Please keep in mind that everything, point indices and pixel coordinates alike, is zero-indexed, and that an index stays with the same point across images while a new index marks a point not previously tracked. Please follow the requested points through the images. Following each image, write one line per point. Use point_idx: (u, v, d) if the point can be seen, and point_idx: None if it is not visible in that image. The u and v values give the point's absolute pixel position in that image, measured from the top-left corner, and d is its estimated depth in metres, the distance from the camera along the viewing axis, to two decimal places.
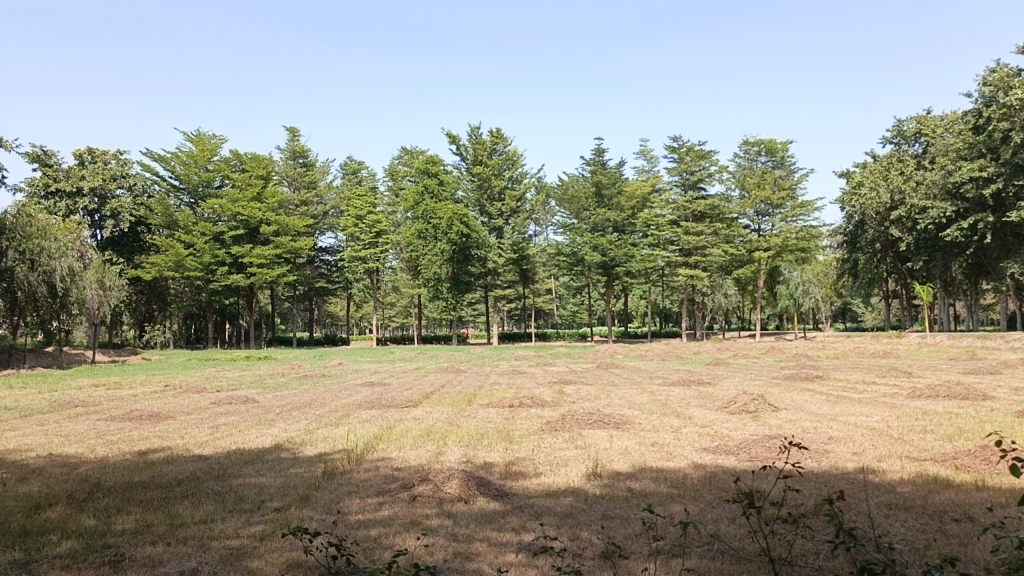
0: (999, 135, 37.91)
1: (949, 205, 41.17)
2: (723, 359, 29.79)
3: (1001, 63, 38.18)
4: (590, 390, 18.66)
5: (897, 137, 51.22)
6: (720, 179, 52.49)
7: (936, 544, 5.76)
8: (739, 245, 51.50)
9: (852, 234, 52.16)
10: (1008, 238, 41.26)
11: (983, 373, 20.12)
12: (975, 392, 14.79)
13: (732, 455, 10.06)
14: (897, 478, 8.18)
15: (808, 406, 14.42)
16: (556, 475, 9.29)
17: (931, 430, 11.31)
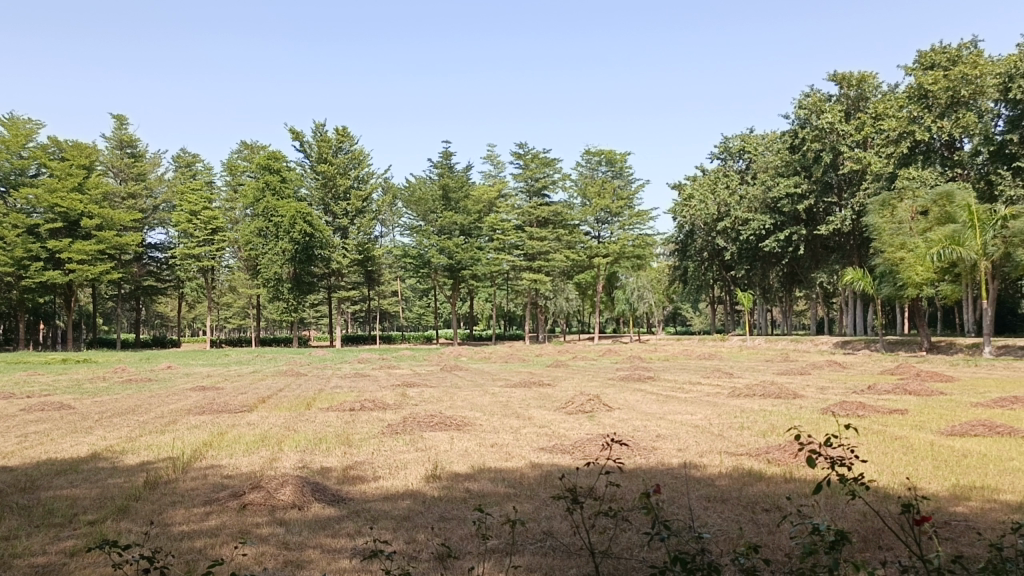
0: (812, 155, 41.64)
1: (768, 219, 44.49)
2: (563, 361, 30.65)
3: (814, 89, 41.81)
4: (432, 393, 18.65)
5: (724, 153, 54.53)
6: (564, 187, 53.79)
7: (747, 533, 6.17)
8: (580, 252, 53.61)
9: (683, 243, 54.47)
10: (818, 251, 45.13)
11: (794, 374, 21.79)
12: (787, 392, 16.02)
13: (567, 454, 10.37)
14: (716, 472, 8.73)
15: (640, 406, 15.06)
16: (394, 479, 9.21)
17: (748, 427, 12.13)
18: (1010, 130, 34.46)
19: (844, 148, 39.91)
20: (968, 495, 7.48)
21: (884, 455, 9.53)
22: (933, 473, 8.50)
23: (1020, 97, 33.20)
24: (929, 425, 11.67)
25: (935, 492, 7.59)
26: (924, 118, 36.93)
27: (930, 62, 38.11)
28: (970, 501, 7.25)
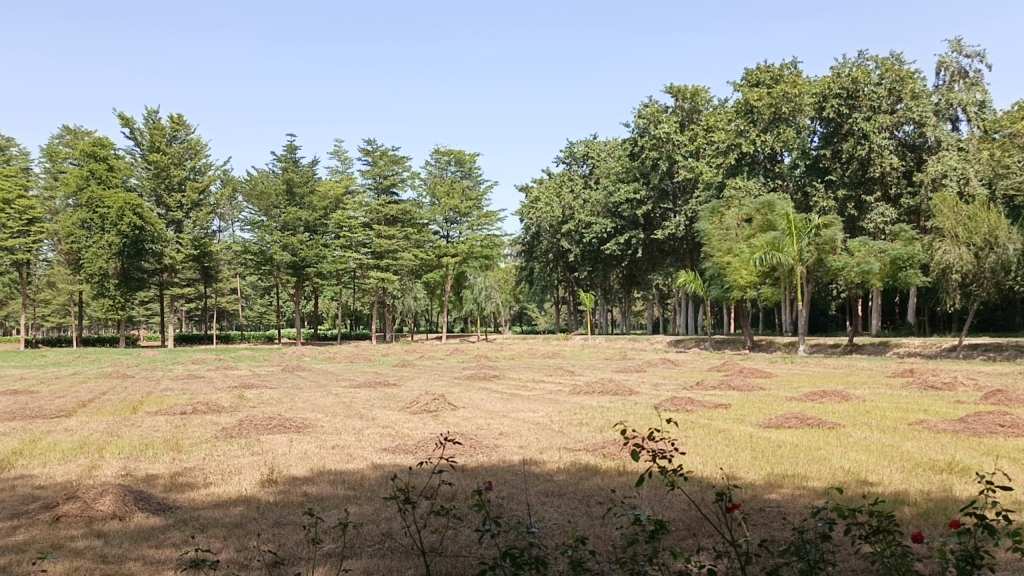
0: (650, 163, 43.79)
1: (610, 223, 46.13)
2: (409, 360, 30.48)
3: (652, 100, 43.83)
4: (272, 394, 18.04)
5: (568, 158, 55.95)
6: (412, 186, 53.47)
7: (581, 525, 6.38)
8: (428, 251, 53.43)
9: (529, 245, 55.77)
10: (654, 254, 47.39)
11: (631, 372, 22.76)
12: (624, 388, 16.70)
13: (410, 454, 10.32)
14: (554, 468, 8.97)
15: (483, 405, 15.20)
16: (226, 485, 8.83)
17: (586, 423, 12.52)
18: (823, 145, 37.68)
19: (678, 157, 42.14)
20: (781, 483, 8.08)
21: (709, 447, 10.11)
22: (752, 463, 9.13)
23: (832, 116, 36.38)
24: (749, 419, 12.51)
25: (753, 481, 8.15)
26: (750, 132, 39.68)
27: (756, 80, 41.07)
28: (782, 487, 7.84)
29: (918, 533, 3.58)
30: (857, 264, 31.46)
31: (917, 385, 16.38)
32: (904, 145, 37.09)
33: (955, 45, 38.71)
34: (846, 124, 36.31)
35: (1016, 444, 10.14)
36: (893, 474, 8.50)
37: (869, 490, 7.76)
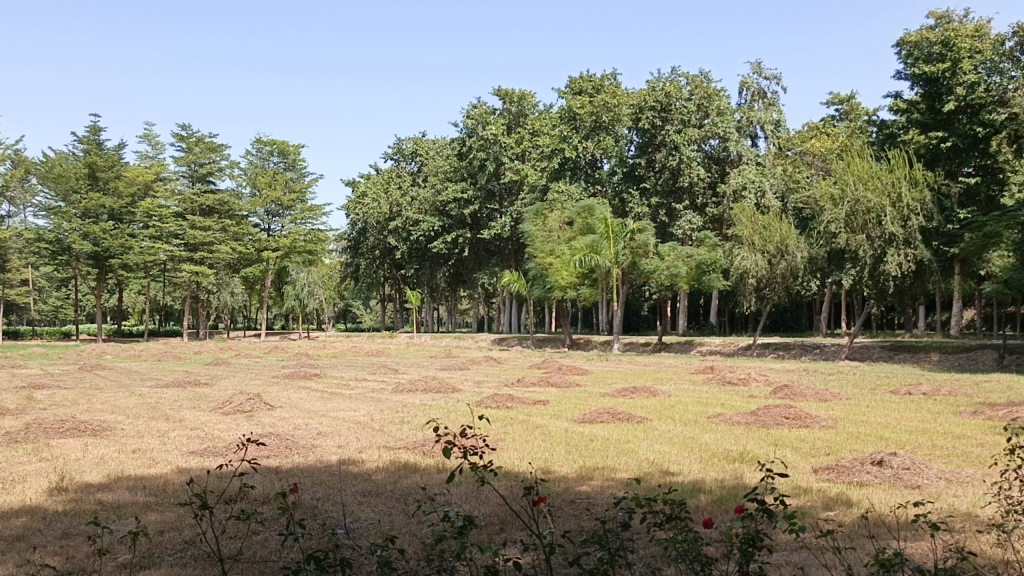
0: (477, 163, 44.60)
1: (437, 221, 46.25)
2: (225, 359, 29.03)
3: (480, 101, 44.70)
4: (67, 395, 16.63)
5: (397, 154, 55.40)
6: (231, 175, 51.24)
7: (396, 524, 6.34)
8: (248, 244, 51.33)
9: (355, 241, 54.38)
10: (480, 253, 48.20)
11: (454, 369, 22.95)
12: (446, 386, 16.82)
13: (219, 456, 9.85)
14: (372, 467, 8.87)
15: (302, 404, 14.78)
16: (7, 494, 8.03)
17: (407, 421, 12.48)
18: (639, 155, 39.76)
19: (506, 159, 43.16)
20: (591, 475, 8.43)
21: (527, 443, 10.38)
22: (566, 457, 9.46)
23: (647, 127, 38.38)
24: (565, 414, 12.96)
25: (566, 475, 8.44)
26: (572, 138, 41.33)
27: (579, 88, 42.97)
28: (592, 480, 8.17)
29: (708, 520, 3.83)
30: (667, 268, 33.57)
31: (717, 381, 17.63)
32: (710, 158, 39.79)
33: (756, 67, 42.04)
34: (659, 135, 38.49)
35: (798, 434, 11.15)
36: (692, 464, 9.11)
37: (671, 479, 8.27)
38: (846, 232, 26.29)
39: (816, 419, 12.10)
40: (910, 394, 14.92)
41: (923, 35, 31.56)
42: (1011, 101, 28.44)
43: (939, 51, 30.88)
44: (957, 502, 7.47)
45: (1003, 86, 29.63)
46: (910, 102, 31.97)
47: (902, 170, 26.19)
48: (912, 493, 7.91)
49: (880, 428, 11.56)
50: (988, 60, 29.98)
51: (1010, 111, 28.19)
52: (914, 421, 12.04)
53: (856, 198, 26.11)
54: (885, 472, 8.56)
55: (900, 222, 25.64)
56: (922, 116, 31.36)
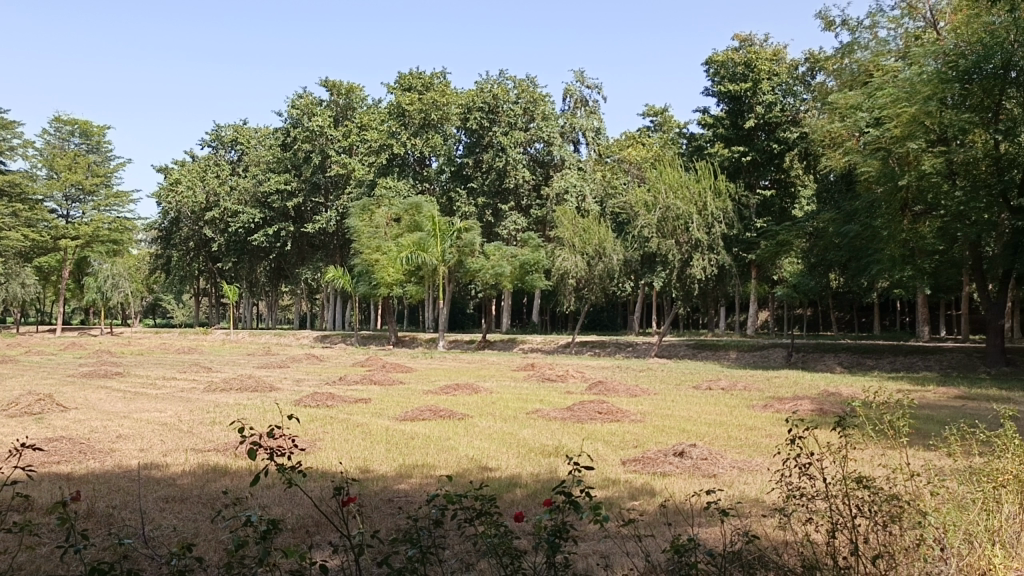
0: (302, 155, 43.39)
1: (258, 213, 44.57)
2: (11, 357, 26.28)
3: (306, 91, 43.33)
4: None
5: (214, 141, 52.44)
6: (24, 155, 46.66)
7: (201, 532, 6.02)
8: (42, 231, 46.89)
9: (167, 231, 50.89)
10: (304, 248, 46.85)
11: (272, 367, 22.13)
12: (263, 385, 16.20)
13: (2, 463, 8.94)
14: (178, 471, 8.37)
15: (101, 405, 13.71)
16: None
17: (218, 421, 11.91)
18: (467, 155, 40.24)
19: (331, 152, 41.77)
20: (410, 473, 8.42)
21: (346, 442, 10.19)
22: (386, 455, 9.38)
23: (474, 127, 38.82)
24: (386, 412, 12.86)
25: (384, 473, 8.38)
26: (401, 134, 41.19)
27: (408, 84, 42.87)
28: (412, 478, 8.16)
29: (518, 515, 3.93)
30: (491, 267, 34.23)
31: (536, 377, 18.15)
32: (534, 161, 40.90)
33: (580, 76, 43.53)
34: (487, 137, 38.99)
35: (610, 428, 11.70)
36: (509, 459, 9.31)
37: (489, 475, 8.40)
38: (657, 237, 27.75)
39: (626, 414, 12.74)
40: (710, 388, 16.07)
41: (729, 56, 33.85)
42: (801, 121, 32.14)
43: (742, 71, 33.39)
44: (747, 488, 8.12)
45: (796, 107, 32.87)
46: (716, 117, 34.21)
47: (707, 180, 28.09)
48: (709, 481, 8.52)
49: (683, 421, 12.35)
50: (783, 82, 33.02)
51: (802, 130, 32.24)
52: (712, 414, 12.97)
53: (666, 205, 27.64)
54: (685, 462, 9.16)
55: (705, 228, 27.55)
56: (726, 130, 33.77)
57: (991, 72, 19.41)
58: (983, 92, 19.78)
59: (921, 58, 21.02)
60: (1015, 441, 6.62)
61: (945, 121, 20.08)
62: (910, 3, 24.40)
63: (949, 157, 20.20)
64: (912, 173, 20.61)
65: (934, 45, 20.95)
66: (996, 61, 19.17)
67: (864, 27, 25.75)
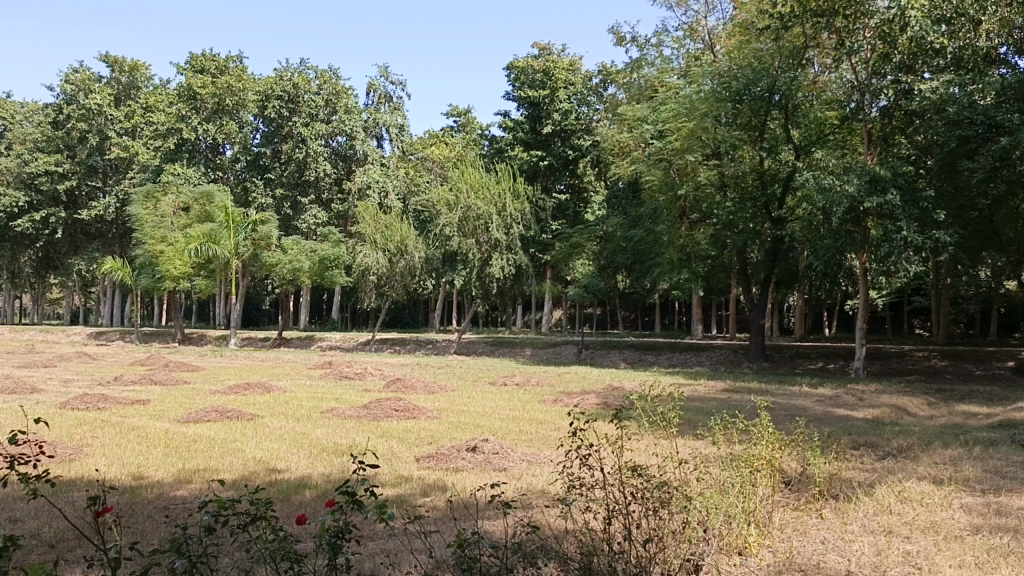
0: (76, 135, 39.95)
1: (22, 196, 40.10)
2: None
3: (83, 66, 39.76)
4: None
5: None
6: None
7: None
8: None
9: None
10: (78, 236, 43.11)
11: (35, 366, 20.09)
12: (24, 386, 14.66)
13: None
14: None
15: None
16: None
17: None
18: (264, 144, 38.80)
19: (111, 134, 39.53)
20: (190, 478, 7.94)
21: (118, 447, 9.44)
22: (163, 460, 8.78)
23: (273, 116, 37.44)
24: (167, 414, 12.07)
25: (161, 480, 7.84)
26: (191, 119, 38.97)
27: (201, 66, 40.58)
28: (191, 484, 7.69)
29: (299, 518, 3.80)
30: (289, 261, 33.05)
31: (333, 376, 17.78)
32: (336, 154, 39.95)
33: (383, 71, 42.95)
34: (286, 126, 37.91)
35: (405, 426, 11.66)
36: (299, 460, 9.04)
37: (276, 477, 8.10)
38: (458, 236, 28.14)
39: (423, 411, 12.76)
40: (505, 384, 16.52)
41: (529, 62, 34.80)
42: (594, 130, 33.76)
43: (541, 78, 34.47)
44: (534, 481, 8.39)
45: (589, 116, 34.54)
46: (516, 122, 35.11)
47: (507, 183, 28.79)
48: (498, 475, 8.72)
49: (477, 417, 12.59)
50: (578, 91, 34.47)
51: (595, 138, 33.82)
52: (506, 409, 13.33)
53: (468, 205, 27.96)
54: (477, 457, 9.33)
55: (504, 229, 28.26)
56: (525, 134, 34.75)
57: (759, 94, 21.63)
58: (750, 111, 21.88)
59: (699, 77, 22.49)
60: (769, 430, 7.32)
61: (719, 137, 21.72)
62: (691, 26, 26.59)
63: (721, 170, 22.06)
64: (690, 184, 22.17)
65: (710, 67, 22.51)
66: (763, 85, 21.37)
67: (651, 45, 27.30)
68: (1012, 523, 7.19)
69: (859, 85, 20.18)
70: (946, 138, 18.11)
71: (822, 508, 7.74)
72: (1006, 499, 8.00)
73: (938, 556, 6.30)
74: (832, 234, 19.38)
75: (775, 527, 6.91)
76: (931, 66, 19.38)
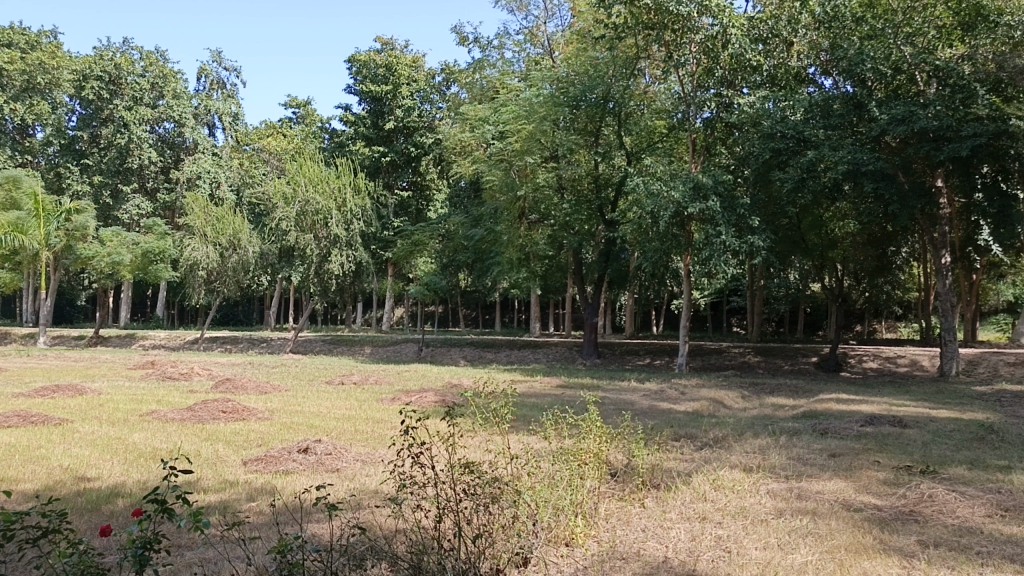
0: None
1: None
2: None
3: None
4: None
5: None
6: None
7: None
8: None
9: None
10: None
11: None
12: None
13: None
14: None
15: None
16: None
17: None
18: (80, 127, 36.15)
19: None
20: None
21: None
22: None
23: (91, 98, 34.78)
24: None
25: None
26: None
27: (8, 40, 37.36)
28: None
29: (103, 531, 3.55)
30: (107, 254, 30.74)
31: (156, 376, 16.75)
32: (162, 142, 37.68)
33: (217, 57, 40.96)
34: (106, 109, 35.33)
35: (233, 428, 11.17)
36: (113, 467, 8.46)
37: (85, 487, 7.54)
38: (295, 230, 27.19)
39: (254, 412, 12.28)
40: (343, 382, 16.23)
41: (371, 56, 34.42)
42: (436, 129, 33.77)
43: (383, 73, 34.23)
44: (367, 481, 8.28)
45: (432, 114, 34.46)
46: (358, 116, 34.60)
47: (347, 177, 28.30)
48: (330, 475, 8.54)
49: (312, 417, 12.27)
50: (422, 88, 34.42)
51: (437, 136, 33.79)
52: (342, 409, 13.07)
53: (306, 199, 27.12)
54: (309, 459, 9.09)
55: (343, 225, 27.79)
56: (367, 129, 34.24)
57: (595, 101, 22.41)
58: (586, 116, 22.57)
59: (539, 82, 23.11)
60: (597, 423, 7.61)
61: (557, 140, 22.33)
62: (531, 31, 27.18)
63: (559, 172, 22.70)
64: (529, 185, 22.61)
65: (549, 72, 23.18)
66: (598, 92, 22.26)
67: (493, 47, 27.64)
68: (810, 505, 7.84)
69: (686, 97, 21.31)
70: (761, 149, 19.51)
71: (645, 497, 8.12)
72: (805, 484, 8.71)
73: (746, 539, 6.75)
74: (660, 237, 20.45)
75: (600, 518, 7.16)
76: (749, 82, 21.12)
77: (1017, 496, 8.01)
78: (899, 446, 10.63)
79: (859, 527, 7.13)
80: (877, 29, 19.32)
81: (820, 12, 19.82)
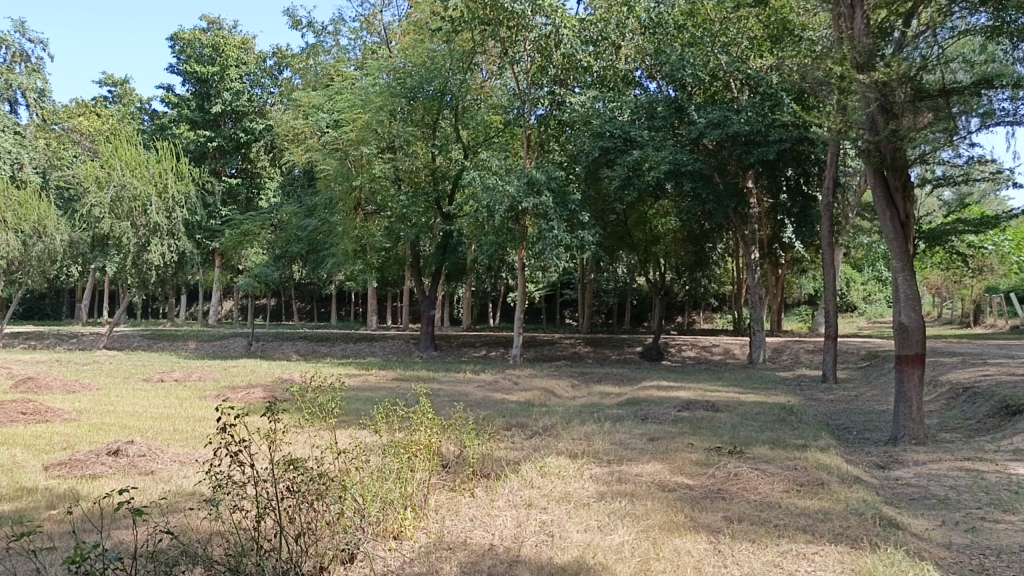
0: None
1: None
2: None
3: None
4: None
5: None
6: None
7: None
8: None
9: None
10: None
11: None
12: None
13: None
14: None
15: None
16: None
17: None
18: None
19: None
20: None
21: None
22: None
23: None
24: None
25: None
26: None
27: None
28: None
29: None
30: None
31: None
32: None
33: (19, 26, 37.35)
34: None
35: (33, 431, 10.31)
36: None
37: None
38: (109, 218, 25.17)
39: (58, 413, 11.37)
40: (161, 380, 15.35)
41: (195, 35, 32.41)
42: (268, 114, 32.68)
43: (209, 54, 32.34)
44: (183, 482, 7.88)
45: (263, 99, 33.28)
46: (181, 98, 32.71)
47: (168, 162, 26.80)
48: (143, 478, 8.04)
49: (124, 417, 11.51)
50: (252, 72, 33.15)
51: (268, 122, 32.70)
52: (160, 408, 12.34)
53: (122, 184, 25.25)
54: (119, 461, 8.50)
55: (165, 213, 26.27)
56: (192, 112, 32.51)
57: (432, 93, 22.40)
58: (423, 109, 22.51)
59: (375, 71, 22.80)
60: (427, 415, 7.60)
61: (393, 131, 22.14)
62: (367, 19, 26.91)
63: (395, 164, 22.44)
64: (365, 176, 22.28)
65: (385, 62, 22.87)
66: (436, 85, 22.26)
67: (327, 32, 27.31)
68: (628, 488, 8.22)
69: (521, 94, 21.26)
70: (591, 147, 20.24)
71: (474, 487, 8.21)
72: (626, 468, 9.13)
73: (568, 522, 6.99)
74: (495, 230, 20.78)
75: (429, 509, 7.17)
76: (580, 82, 21.72)
77: (810, 471, 8.77)
78: (711, 429, 11.37)
79: (672, 506, 7.56)
80: (696, 37, 20.60)
81: (646, 18, 20.98)
